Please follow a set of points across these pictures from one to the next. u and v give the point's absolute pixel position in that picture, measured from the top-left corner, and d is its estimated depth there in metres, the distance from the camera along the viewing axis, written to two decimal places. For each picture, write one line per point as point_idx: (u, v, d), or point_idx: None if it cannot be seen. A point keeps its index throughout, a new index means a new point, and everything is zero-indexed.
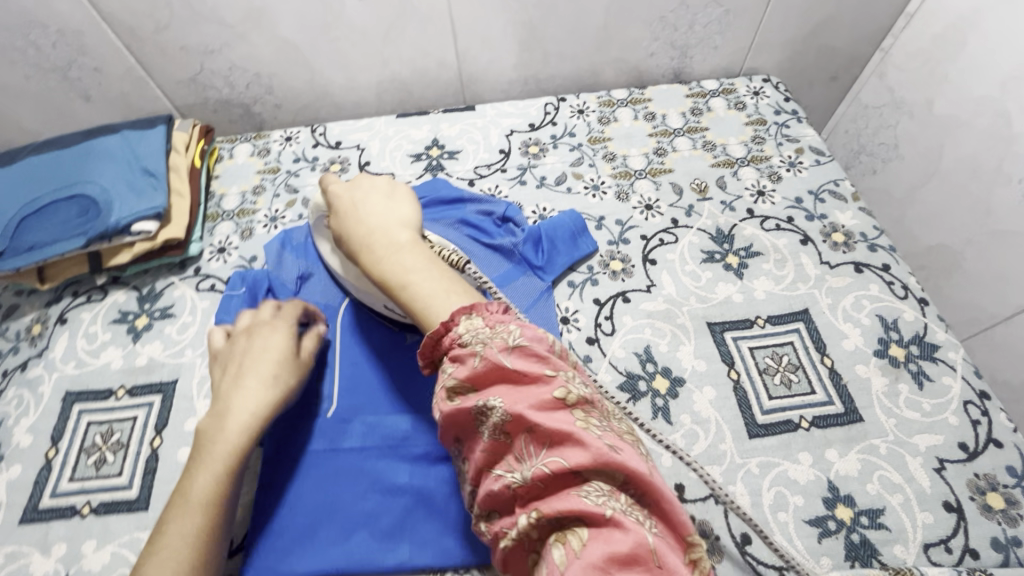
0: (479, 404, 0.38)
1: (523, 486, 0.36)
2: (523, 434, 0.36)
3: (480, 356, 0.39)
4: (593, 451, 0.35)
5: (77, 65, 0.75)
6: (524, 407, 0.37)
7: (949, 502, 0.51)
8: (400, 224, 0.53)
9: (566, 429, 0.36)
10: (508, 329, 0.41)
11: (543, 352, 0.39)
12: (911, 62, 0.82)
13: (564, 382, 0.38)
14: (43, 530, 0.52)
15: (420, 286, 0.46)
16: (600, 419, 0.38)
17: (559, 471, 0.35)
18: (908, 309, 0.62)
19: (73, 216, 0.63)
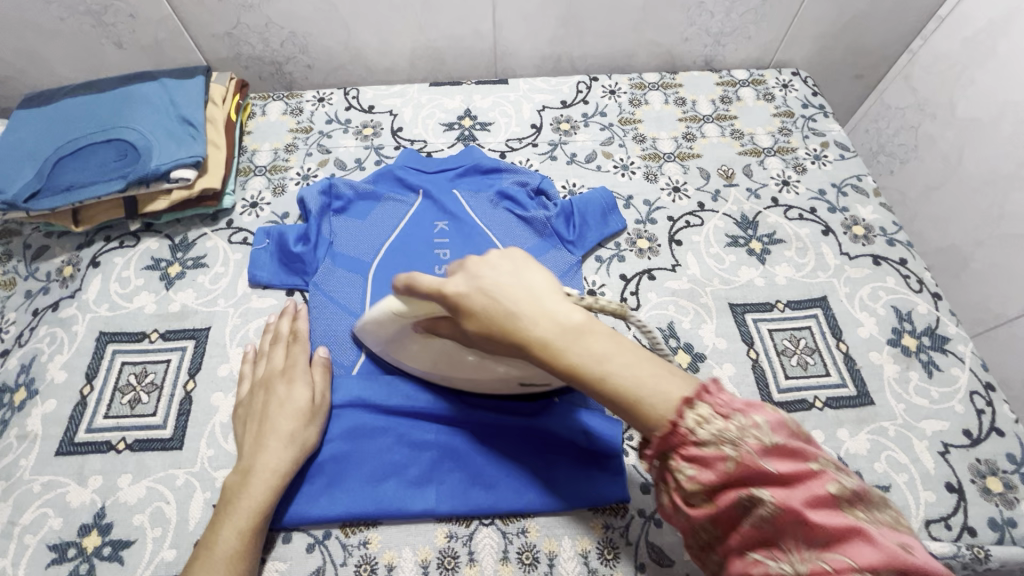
0: (678, 471, 0.37)
1: (767, 561, 0.33)
2: (705, 465, 0.35)
3: (677, 433, 0.36)
4: (871, 542, 0.31)
5: (113, 10, 0.74)
6: (791, 502, 0.33)
7: (950, 483, 0.54)
8: (574, 320, 0.39)
9: (810, 496, 0.33)
10: (703, 392, 0.36)
11: (747, 404, 0.36)
12: (938, 64, 0.83)
13: (789, 439, 0.35)
14: (79, 462, 0.53)
15: (582, 347, 0.38)
16: (869, 511, 0.33)
17: (823, 558, 0.31)
18: (922, 302, 0.65)
19: (109, 159, 0.63)
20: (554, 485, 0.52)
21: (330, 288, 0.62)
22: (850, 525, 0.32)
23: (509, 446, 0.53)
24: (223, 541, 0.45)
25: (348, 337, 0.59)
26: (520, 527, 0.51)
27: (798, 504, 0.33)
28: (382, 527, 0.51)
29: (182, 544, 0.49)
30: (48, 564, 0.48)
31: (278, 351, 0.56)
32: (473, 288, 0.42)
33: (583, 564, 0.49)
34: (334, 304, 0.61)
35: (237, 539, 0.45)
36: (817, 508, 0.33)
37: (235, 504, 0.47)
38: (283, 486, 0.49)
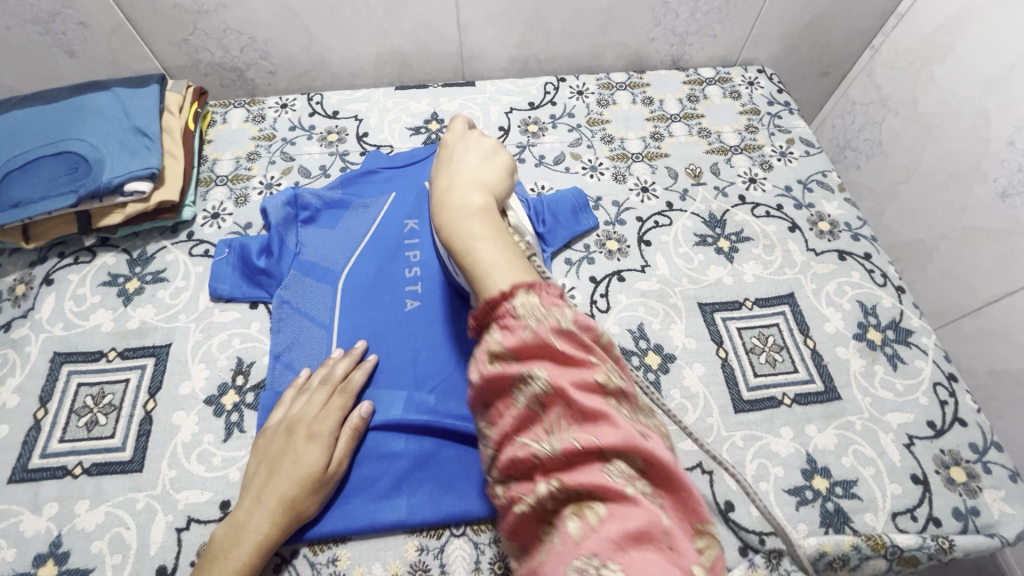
0: (489, 339, 0.37)
1: (532, 443, 0.34)
2: (558, 409, 0.34)
3: (530, 329, 0.36)
4: (623, 431, 0.33)
5: (61, 18, 0.72)
6: (561, 382, 0.34)
7: (916, 475, 0.54)
8: (482, 187, 0.50)
9: (577, 379, 0.35)
10: (562, 312, 0.37)
11: (567, 305, 0.38)
12: (899, 60, 0.85)
13: (580, 333, 0.37)
14: (34, 490, 0.51)
15: (453, 188, 0.51)
16: (629, 409, 0.36)
17: (577, 433, 0.33)
18: (886, 296, 0.65)
19: (59, 173, 0.60)
20: None
21: (298, 298, 0.61)
22: (601, 407, 0.34)
23: (481, 453, 0.53)
24: None
25: (316, 349, 0.58)
26: (492, 536, 0.50)
27: (566, 384, 0.34)
28: (352, 543, 0.50)
29: (143, 571, 0.48)
30: None
31: (293, 399, 0.54)
32: (448, 150, 0.55)
33: None
34: (303, 315, 0.60)
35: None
36: (647, 489, 0.33)
37: (221, 560, 0.45)
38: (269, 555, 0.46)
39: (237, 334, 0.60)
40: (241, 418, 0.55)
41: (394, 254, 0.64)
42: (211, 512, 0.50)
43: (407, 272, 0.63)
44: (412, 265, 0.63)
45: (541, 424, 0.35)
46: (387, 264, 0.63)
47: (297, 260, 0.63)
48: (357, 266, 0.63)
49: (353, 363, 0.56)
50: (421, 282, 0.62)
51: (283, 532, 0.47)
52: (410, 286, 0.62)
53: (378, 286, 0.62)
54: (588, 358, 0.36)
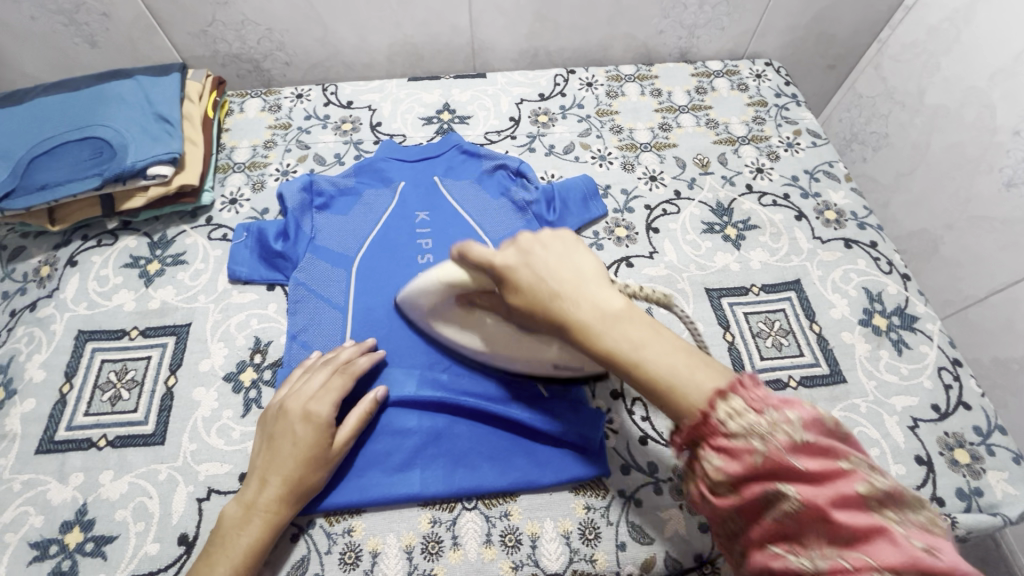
0: (704, 461, 0.36)
1: (788, 555, 0.33)
2: (815, 526, 0.32)
3: (761, 452, 0.34)
4: (906, 553, 0.30)
5: (85, 9, 0.74)
6: (816, 498, 0.32)
7: (920, 456, 0.55)
8: (601, 282, 0.43)
9: (836, 494, 0.32)
10: (786, 414, 0.35)
11: (780, 399, 0.36)
12: (906, 53, 0.85)
13: (821, 438, 0.34)
14: (60, 460, 0.53)
15: (620, 333, 0.40)
16: (901, 512, 0.32)
17: (843, 554, 0.31)
18: (891, 283, 0.66)
19: (84, 157, 0.62)
20: (537, 465, 0.53)
21: (313, 281, 0.62)
22: (873, 525, 0.31)
23: (491, 430, 0.54)
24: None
25: (331, 331, 0.60)
26: (503, 510, 0.52)
27: (823, 501, 0.32)
28: (366, 515, 0.51)
29: (166, 538, 0.49)
30: (30, 562, 0.48)
31: (294, 382, 0.54)
32: (524, 265, 0.44)
33: (566, 544, 0.50)
34: (317, 297, 0.61)
35: (229, 574, 0.45)
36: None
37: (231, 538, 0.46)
38: (279, 529, 0.48)
39: (254, 314, 0.62)
40: (259, 395, 0.56)
41: (407, 240, 0.66)
42: (230, 484, 0.52)
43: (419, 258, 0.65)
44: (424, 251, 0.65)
45: (804, 545, 0.32)
46: (400, 249, 0.65)
47: (312, 244, 0.64)
48: (371, 251, 0.65)
49: (360, 351, 0.56)
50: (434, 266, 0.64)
51: (292, 508, 0.48)
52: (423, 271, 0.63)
53: (390, 270, 0.63)
54: (840, 467, 0.33)
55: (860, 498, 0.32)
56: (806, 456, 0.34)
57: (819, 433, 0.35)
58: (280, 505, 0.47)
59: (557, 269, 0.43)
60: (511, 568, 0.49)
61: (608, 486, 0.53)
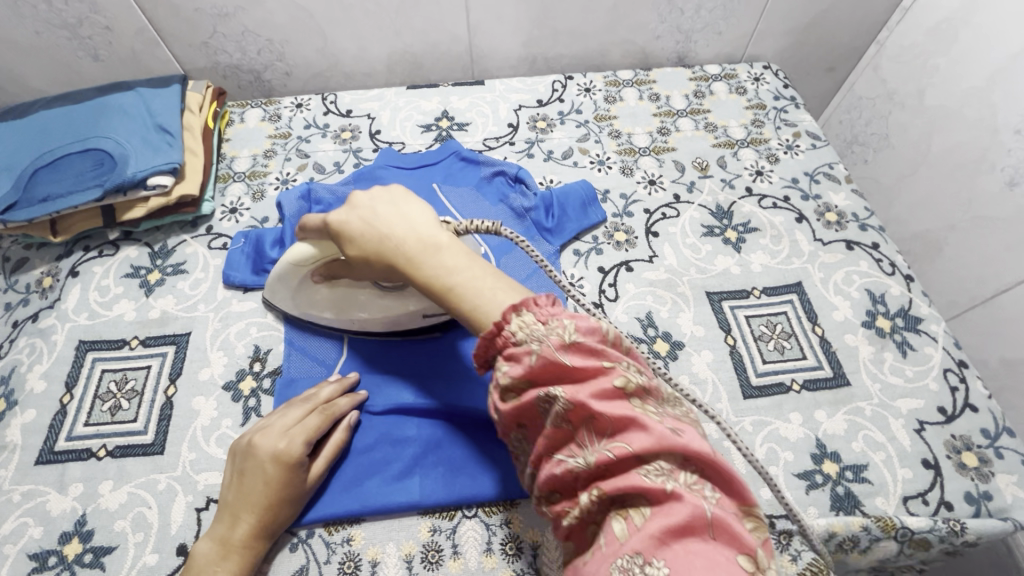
0: (499, 373, 0.39)
1: (567, 460, 0.36)
2: (584, 424, 0.35)
3: (536, 354, 0.37)
4: (656, 436, 0.33)
5: (88, 23, 0.75)
6: (581, 397, 0.35)
7: (927, 460, 0.54)
8: (424, 225, 0.45)
9: (596, 389, 0.35)
10: (563, 323, 0.38)
11: (568, 312, 0.38)
12: (905, 54, 0.85)
13: (593, 344, 0.37)
14: (60, 471, 0.53)
15: (438, 261, 0.43)
16: (655, 405, 0.36)
17: (608, 446, 0.34)
18: (894, 284, 0.66)
19: (85, 169, 0.63)
20: None
21: None
22: (629, 416, 0.34)
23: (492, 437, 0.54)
24: None
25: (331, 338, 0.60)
26: (503, 518, 0.51)
27: (584, 397, 0.35)
28: (366, 524, 0.50)
29: (164, 549, 0.49)
30: (28, 573, 0.48)
31: (266, 417, 0.52)
32: (356, 218, 0.46)
33: None
34: None
35: None
36: (694, 478, 0.33)
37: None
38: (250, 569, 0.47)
39: (254, 323, 0.62)
40: (258, 403, 0.56)
41: None
42: None
43: None
44: None
45: (575, 439, 0.36)
46: None
47: None
48: None
49: (342, 389, 0.55)
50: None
51: (263, 545, 0.47)
52: None
53: None
54: (602, 364, 0.36)
55: (617, 391, 0.35)
56: (577, 358, 0.37)
57: (597, 338, 0.38)
58: (252, 543, 0.46)
59: (389, 213, 0.46)
60: None
61: None
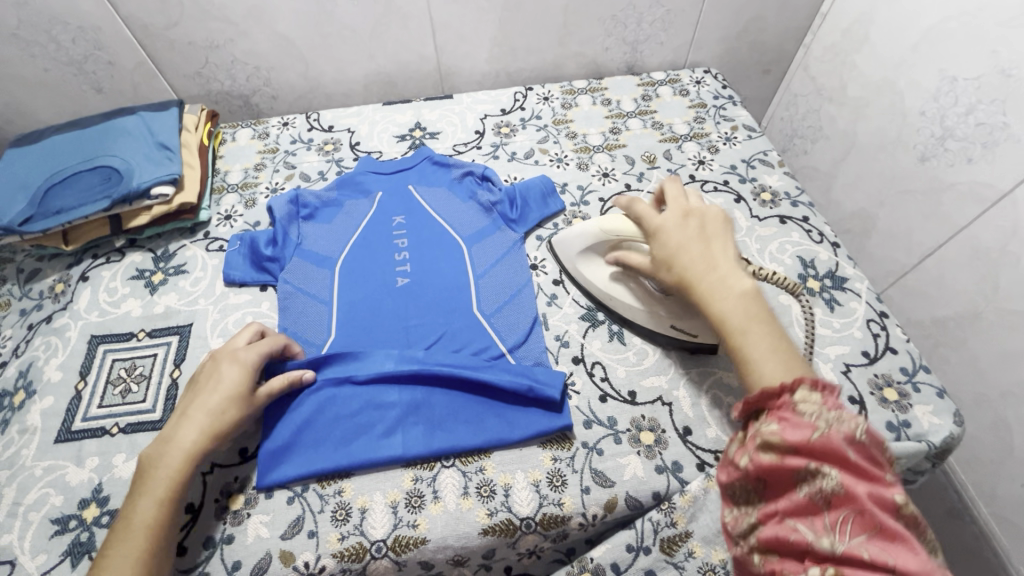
0: (763, 426, 0.42)
1: (806, 531, 0.38)
2: (847, 513, 0.37)
3: (819, 432, 0.40)
4: (924, 563, 0.34)
5: (93, 59, 0.84)
6: (859, 490, 0.37)
7: (852, 397, 0.61)
8: (737, 272, 0.53)
9: (874, 494, 0.37)
10: (853, 418, 0.40)
11: (849, 410, 0.41)
12: (828, 54, 0.96)
13: (872, 451, 0.40)
14: (77, 447, 0.58)
15: (730, 308, 0.50)
16: (919, 539, 0.37)
17: (868, 549, 0.35)
18: (823, 251, 0.74)
19: (95, 183, 0.70)
20: (507, 424, 0.59)
21: (302, 282, 0.69)
22: (898, 532, 0.36)
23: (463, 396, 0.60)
24: (147, 502, 0.49)
25: (318, 322, 0.66)
26: (477, 466, 0.57)
27: (861, 493, 0.37)
28: (354, 478, 0.56)
29: None
30: (51, 535, 0.53)
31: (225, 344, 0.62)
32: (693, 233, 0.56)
33: (536, 492, 0.56)
34: (305, 294, 0.68)
35: (159, 501, 0.49)
36: None
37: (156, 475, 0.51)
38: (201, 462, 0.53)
39: (249, 312, 0.68)
40: None
41: (386, 241, 0.73)
42: (232, 458, 0.57)
43: (397, 256, 0.72)
44: (401, 250, 0.72)
45: (822, 519, 0.38)
46: (380, 249, 0.73)
47: (300, 250, 0.72)
48: (353, 253, 0.72)
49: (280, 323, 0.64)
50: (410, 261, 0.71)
51: (214, 444, 0.53)
52: (400, 267, 0.71)
53: (372, 268, 0.71)
54: (883, 478, 0.39)
55: (895, 506, 0.37)
56: (858, 456, 0.39)
57: (875, 447, 0.41)
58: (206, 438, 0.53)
59: (679, 242, 0.56)
60: (486, 515, 0.54)
61: (572, 438, 0.59)
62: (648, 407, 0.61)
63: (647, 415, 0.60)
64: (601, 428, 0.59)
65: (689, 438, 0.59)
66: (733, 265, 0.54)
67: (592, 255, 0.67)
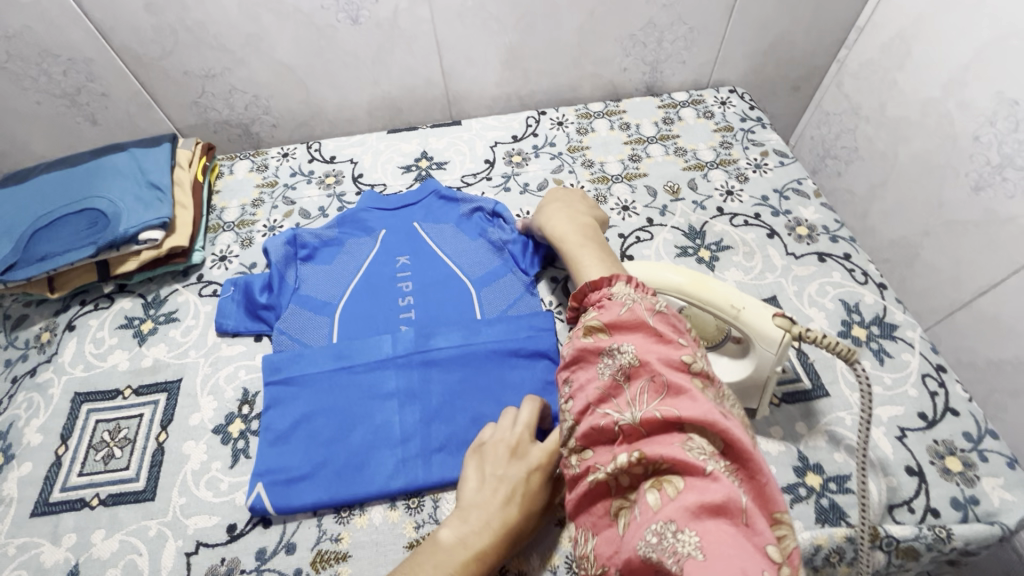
0: (586, 319, 0.48)
1: (613, 412, 0.40)
2: (643, 380, 0.41)
3: (626, 309, 0.45)
4: (702, 406, 0.38)
5: (85, 91, 0.80)
6: (652, 357, 0.41)
7: (910, 467, 0.54)
8: (590, 231, 0.61)
9: (664, 358, 0.41)
10: (651, 300, 0.46)
11: (650, 295, 0.47)
12: (865, 70, 0.88)
13: (668, 325, 0.45)
14: (54, 522, 0.54)
15: (577, 247, 0.59)
16: (710, 394, 0.41)
17: (658, 407, 0.39)
18: (868, 293, 0.67)
19: (81, 228, 0.66)
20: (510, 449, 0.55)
21: (299, 330, 0.64)
22: (683, 385, 0.39)
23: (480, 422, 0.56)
24: None
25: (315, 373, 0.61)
26: None
27: (652, 358, 0.41)
28: (352, 560, 0.51)
29: None
30: None
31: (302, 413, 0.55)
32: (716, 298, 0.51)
33: None
34: (302, 345, 0.63)
35: None
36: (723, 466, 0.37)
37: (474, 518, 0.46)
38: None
39: (242, 366, 0.63)
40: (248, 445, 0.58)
41: (388, 284, 0.68)
42: (218, 536, 0.52)
43: (401, 300, 0.67)
44: (406, 293, 0.67)
45: (624, 394, 0.41)
46: (383, 292, 0.67)
47: (297, 296, 0.67)
48: (355, 297, 0.67)
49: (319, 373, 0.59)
50: (431, 288, 0.68)
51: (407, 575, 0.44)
52: (405, 313, 0.65)
53: (374, 314, 0.66)
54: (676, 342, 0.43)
55: (680, 361, 0.41)
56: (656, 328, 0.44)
57: (674, 327, 0.45)
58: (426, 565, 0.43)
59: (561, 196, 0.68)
60: None
61: None
62: None
63: None
64: None
65: None
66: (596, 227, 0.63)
67: None
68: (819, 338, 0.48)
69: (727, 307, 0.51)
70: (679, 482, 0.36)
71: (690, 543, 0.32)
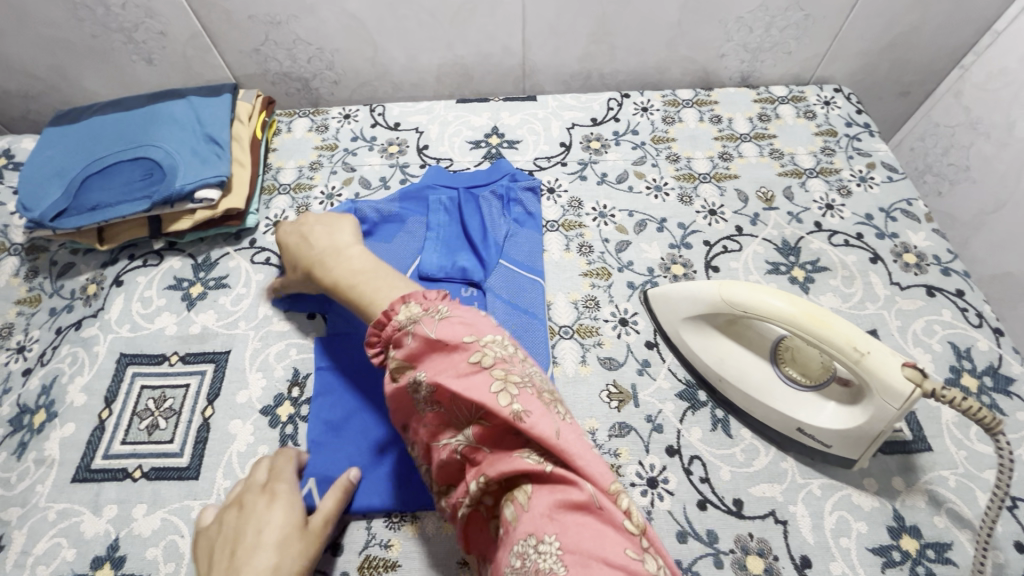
0: (390, 357, 0.42)
1: (450, 443, 0.38)
2: (452, 404, 0.37)
3: (412, 336, 0.40)
4: (507, 413, 0.35)
5: (143, 28, 0.75)
6: (445, 379, 0.37)
7: (1021, 543, 0.49)
8: (331, 242, 0.55)
9: (461, 371, 0.37)
10: (441, 309, 0.41)
11: (444, 305, 0.42)
12: (994, 81, 0.79)
13: (449, 333, 0.39)
14: (95, 490, 0.52)
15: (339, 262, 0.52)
16: (519, 378, 0.37)
17: (477, 424, 0.36)
18: (982, 338, 0.60)
19: (135, 178, 0.62)
20: None
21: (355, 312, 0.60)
22: (489, 395, 0.36)
23: None
24: None
25: (368, 361, 0.57)
26: None
27: (449, 377, 0.37)
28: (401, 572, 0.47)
29: None
30: None
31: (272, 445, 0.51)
32: (834, 336, 0.45)
33: None
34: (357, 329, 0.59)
35: None
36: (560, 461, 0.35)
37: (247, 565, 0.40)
38: None
39: (294, 344, 0.60)
40: (297, 431, 0.54)
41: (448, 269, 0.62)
42: None
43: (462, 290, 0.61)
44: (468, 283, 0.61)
45: (453, 424, 0.38)
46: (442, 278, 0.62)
47: None
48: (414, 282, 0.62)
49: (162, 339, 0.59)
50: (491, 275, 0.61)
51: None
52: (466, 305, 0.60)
53: None
54: (461, 343, 0.38)
55: (474, 368, 0.37)
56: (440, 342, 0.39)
57: (471, 324, 0.40)
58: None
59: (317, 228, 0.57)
60: None
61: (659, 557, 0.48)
62: (757, 522, 0.50)
63: (756, 534, 0.49)
64: (697, 544, 0.49)
65: (808, 572, 0.48)
66: (352, 251, 0.53)
67: (703, 323, 0.55)
68: (961, 400, 0.42)
69: (848, 349, 0.45)
70: (526, 488, 0.35)
71: (551, 555, 0.31)
